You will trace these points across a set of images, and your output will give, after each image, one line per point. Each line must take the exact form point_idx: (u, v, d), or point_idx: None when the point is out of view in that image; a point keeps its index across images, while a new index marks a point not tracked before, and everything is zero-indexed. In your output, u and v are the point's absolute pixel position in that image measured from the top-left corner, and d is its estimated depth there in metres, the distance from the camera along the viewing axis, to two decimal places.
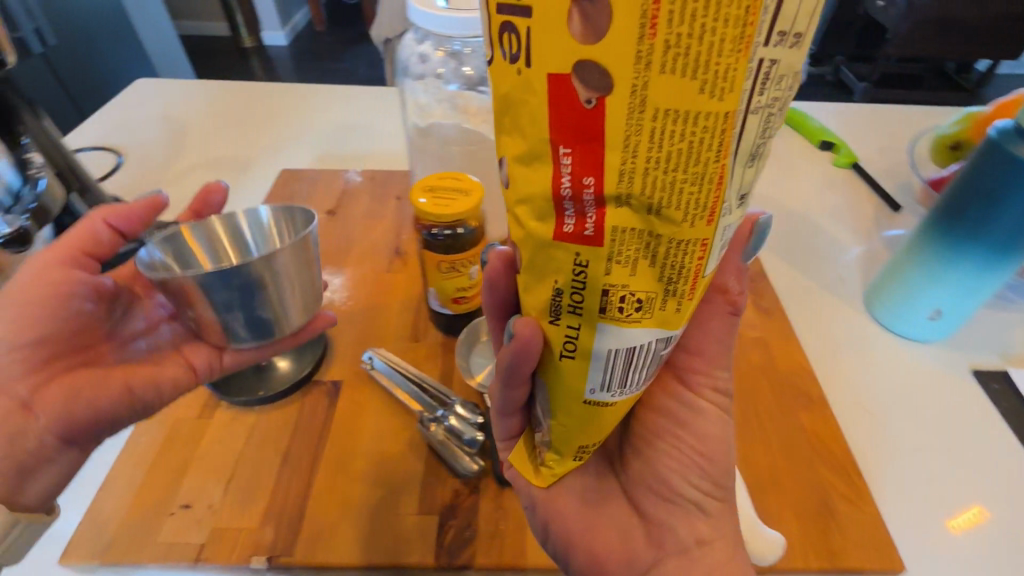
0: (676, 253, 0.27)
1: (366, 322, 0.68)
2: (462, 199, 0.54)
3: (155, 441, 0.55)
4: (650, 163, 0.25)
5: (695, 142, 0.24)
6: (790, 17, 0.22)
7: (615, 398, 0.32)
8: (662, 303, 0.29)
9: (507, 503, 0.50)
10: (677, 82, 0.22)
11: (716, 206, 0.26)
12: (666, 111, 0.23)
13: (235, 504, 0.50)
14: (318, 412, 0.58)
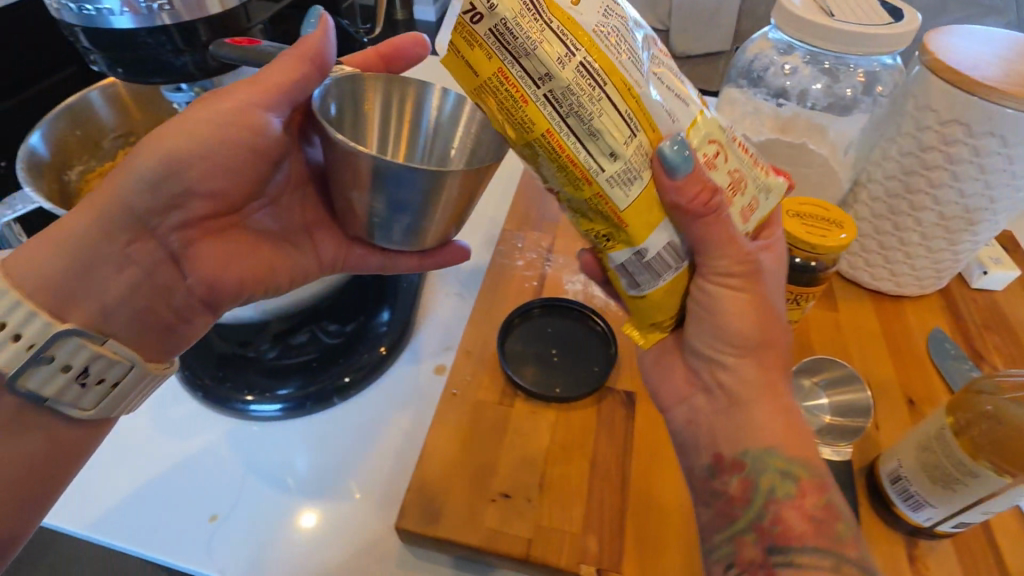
0: (603, 218, 0.37)
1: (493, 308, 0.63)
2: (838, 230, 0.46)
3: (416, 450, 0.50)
4: (566, 181, 0.36)
5: (558, 160, 0.35)
6: (540, 75, 0.33)
7: (638, 291, 0.40)
8: (619, 235, 0.37)
9: (684, 506, 0.47)
10: (536, 134, 0.34)
11: (586, 186, 0.36)
12: (536, 151, 0.35)
13: (488, 523, 0.46)
14: (477, 422, 0.52)
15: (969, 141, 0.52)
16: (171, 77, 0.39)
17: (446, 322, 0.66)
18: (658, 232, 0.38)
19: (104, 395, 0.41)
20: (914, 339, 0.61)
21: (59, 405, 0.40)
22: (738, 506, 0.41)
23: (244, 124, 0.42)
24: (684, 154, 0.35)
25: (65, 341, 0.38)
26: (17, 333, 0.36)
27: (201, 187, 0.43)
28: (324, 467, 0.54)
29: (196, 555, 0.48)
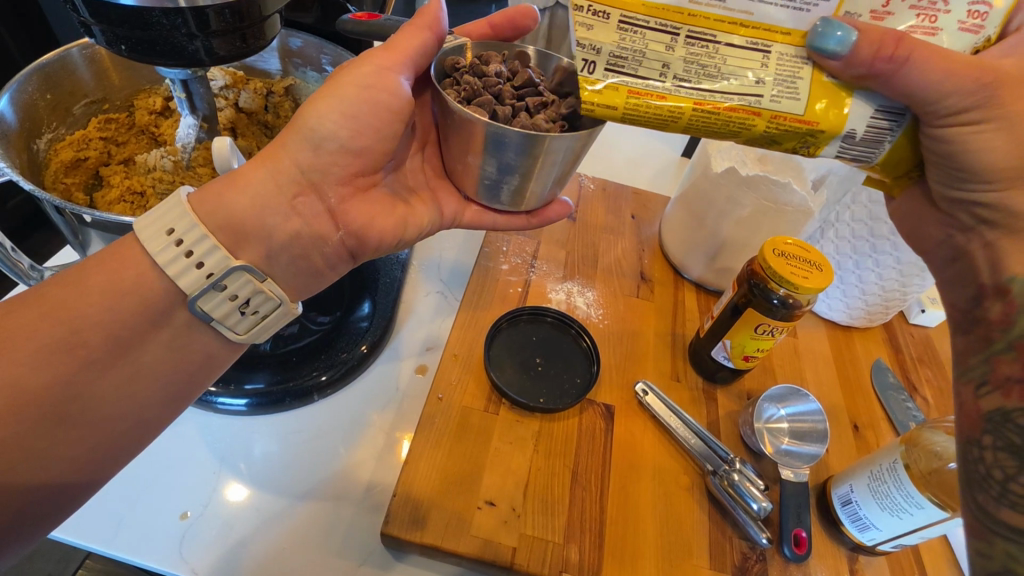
0: (784, 130, 0.37)
1: (475, 313, 0.63)
2: (817, 275, 0.50)
3: (422, 456, 0.51)
4: (736, 130, 0.37)
5: (716, 121, 0.37)
6: (658, 70, 0.36)
7: (873, 158, 0.39)
8: (810, 135, 0.37)
9: (669, 524, 0.50)
10: (687, 121, 0.37)
11: (754, 115, 0.36)
12: (698, 128, 0.37)
13: (488, 526, 0.48)
14: (456, 427, 0.53)
15: None
16: (176, 60, 0.36)
17: (427, 321, 0.66)
18: (856, 111, 0.36)
19: (258, 323, 0.41)
20: (861, 370, 0.65)
21: (222, 328, 0.39)
22: (999, 329, 0.35)
23: (384, 85, 0.42)
24: (836, 27, 0.34)
25: (238, 276, 0.38)
26: (201, 261, 0.37)
27: (348, 141, 0.42)
28: (303, 466, 0.53)
29: (168, 556, 0.46)
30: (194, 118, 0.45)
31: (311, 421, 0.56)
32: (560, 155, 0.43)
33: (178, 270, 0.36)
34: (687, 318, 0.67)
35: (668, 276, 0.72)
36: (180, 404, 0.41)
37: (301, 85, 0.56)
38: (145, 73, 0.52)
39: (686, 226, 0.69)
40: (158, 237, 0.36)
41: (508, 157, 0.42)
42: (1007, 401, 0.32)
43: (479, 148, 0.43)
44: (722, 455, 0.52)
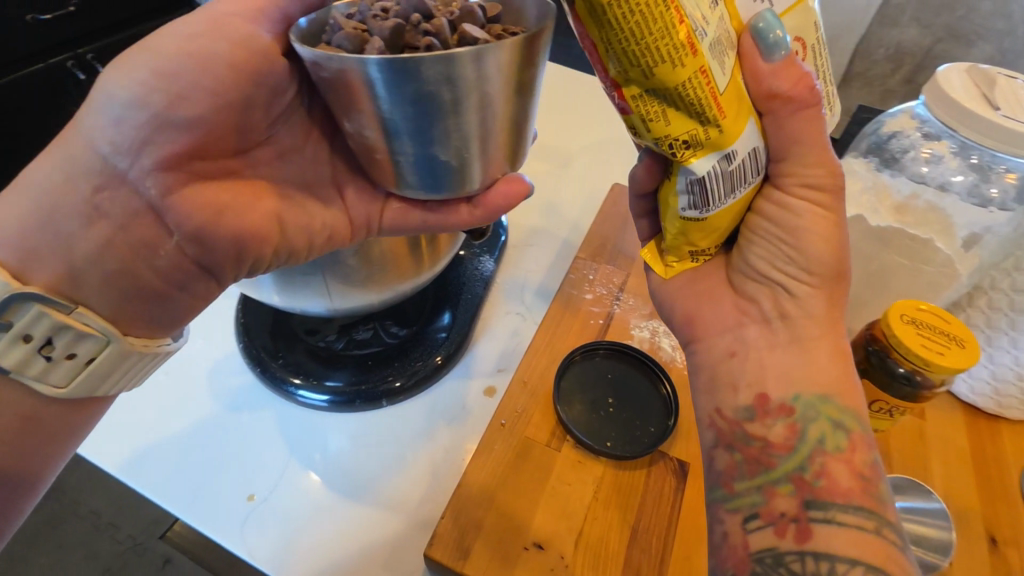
0: (693, 96, 0.32)
1: (551, 340, 0.61)
2: (955, 352, 0.41)
3: (476, 481, 0.50)
4: (653, 59, 0.31)
5: (655, 29, 0.30)
6: None
7: (703, 216, 0.39)
8: (705, 132, 0.34)
9: None
10: (627, 1, 0.29)
11: (688, 52, 0.31)
12: (633, 23, 0.30)
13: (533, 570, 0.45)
14: (514, 457, 0.51)
15: None
16: None
17: (504, 342, 0.64)
18: (746, 133, 0.36)
19: (78, 372, 0.39)
20: (1010, 471, 0.54)
21: (29, 380, 0.38)
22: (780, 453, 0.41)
23: (224, 35, 0.37)
24: (779, 28, 0.35)
25: (26, 308, 0.36)
26: (29, 334, 0.36)
27: (199, 113, 0.38)
28: (362, 469, 0.54)
29: (231, 534, 0.49)
30: None
31: (379, 425, 0.57)
32: (475, 121, 0.34)
33: (11, 350, 0.37)
34: None
35: None
36: (97, 403, 0.44)
37: None
38: None
39: None
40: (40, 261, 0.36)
41: (394, 117, 0.33)
42: (779, 541, 0.38)
43: (365, 101, 0.33)
44: None
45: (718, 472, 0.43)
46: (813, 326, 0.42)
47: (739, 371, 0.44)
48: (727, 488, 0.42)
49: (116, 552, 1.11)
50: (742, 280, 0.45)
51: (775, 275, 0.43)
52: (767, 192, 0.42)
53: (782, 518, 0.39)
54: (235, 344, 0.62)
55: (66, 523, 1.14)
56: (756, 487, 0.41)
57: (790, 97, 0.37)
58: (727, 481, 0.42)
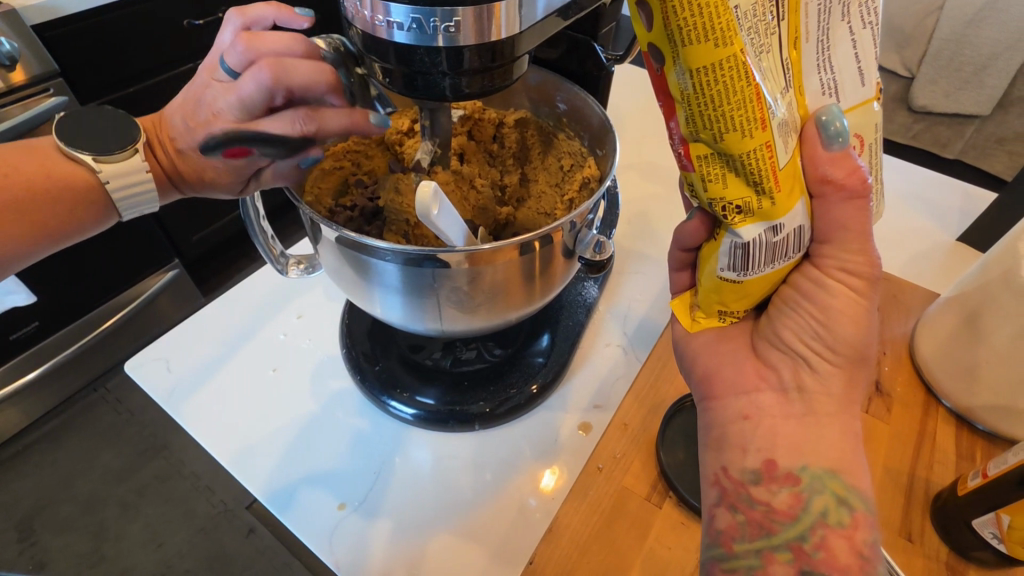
0: (755, 164, 0.30)
1: (654, 380, 0.57)
2: None
3: (570, 532, 0.46)
4: (725, 119, 0.29)
5: (733, 90, 0.28)
6: None
7: (742, 278, 0.36)
8: (759, 202, 0.32)
9: None
10: (705, 50, 0.27)
11: (762, 119, 0.29)
12: (711, 80, 0.28)
13: None
14: (610, 507, 0.48)
15: None
16: (426, 95, 0.37)
17: (603, 376, 0.61)
18: (797, 209, 0.33)
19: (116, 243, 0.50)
20: None
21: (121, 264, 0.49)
22: (782, 521, 0.38)
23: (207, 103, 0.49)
24: (842, 119, 0.32)
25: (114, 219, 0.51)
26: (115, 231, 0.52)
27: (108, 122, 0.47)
28: (451, 495, 0.53)
29: (321, 540, 0.50)
30: (431, 144, 0.48)
31: (470, 450, 0.56)
32: None
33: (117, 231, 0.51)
34: (936, 456, 0.52)
35: (917, 395, 0.56)
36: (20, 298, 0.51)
37: (532, 119, 0.57)
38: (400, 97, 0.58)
39: (954, 334, 0.54)
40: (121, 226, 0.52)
41: None
42: None
43: None
44: None
45: (716, 530, 0.40)
46: (831, 407, 0.39)
47: (749, 435, 0.40)
48: (726, 547, 0.39)
49: (209, 515, 1.18)
50: (765, 346, 0.41)
51: (799, 348, 0.39)
52: (802, 268, 0.38)
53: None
54: (337, 349, 0.64)
55: (173, 480, 1.25)
56: (756, 551, 0.38)
57: (842, 186, 0.34)
58: (726, 539, 0.39)
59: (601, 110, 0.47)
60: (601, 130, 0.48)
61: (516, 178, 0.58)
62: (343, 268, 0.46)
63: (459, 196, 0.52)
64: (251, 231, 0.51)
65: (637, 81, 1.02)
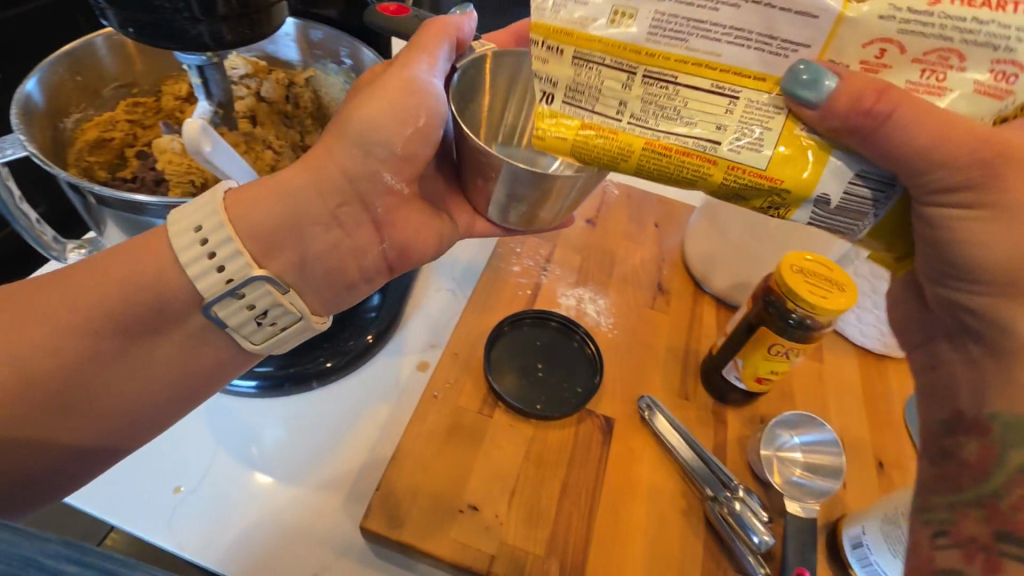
0: (725, 179, 0.33)
1: (480, 313, 0.62)
2: (839, 294, 0.47)
3: (414, 457, 0.50)
4: (656, 171, 0.34)
5: (653, 163, 0.34)
6: (615, 107, 0.33)
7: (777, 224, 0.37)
8: (763, 200, 0.34)
9: (662, 549, 0.48)
10: (593, 136, 0.34)
11: (695, 151, 0.33)
12: (622, 155, 0.34)
13: (474, 534, 0.47)
14: (448, 429, 0.53)
15: None
16: (183, 45, 0.36)
17: (435, 319, 0.65)
18: (828, 177, 0.32)
19: (275, 334, 0.43)
20: (892, 402, 0.61)
21: (236, 335, 0.42)
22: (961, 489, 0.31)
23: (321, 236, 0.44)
24: (813, 64, 0.29)
25: (259, 285, 0.39)
26: (223, 264, 0.38)
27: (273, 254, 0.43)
28: (300, 452, 0.53)
29: (160, 527, 0.48)
30: (210, 104, 0.48)
31: (312, 409, 0.57)
32: None
33: (199, 271, 0.38)
34: (703, 333, 0.65)
35: (689, 289, 0.69)
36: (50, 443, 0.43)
37: (321, 76, 0.57)
38: (166, 63, 0.59)
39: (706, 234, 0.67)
40: (185, 233, 0.38)
41: None
42: None
43: None
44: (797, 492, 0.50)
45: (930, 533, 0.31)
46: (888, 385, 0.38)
47: None
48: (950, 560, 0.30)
49: None
50: None
51: None
52: None
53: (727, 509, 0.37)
54: None
55: None
56: None
57: None
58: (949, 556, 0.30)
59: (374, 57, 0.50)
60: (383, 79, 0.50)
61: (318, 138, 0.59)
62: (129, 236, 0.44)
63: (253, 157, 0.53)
64: (11, 215, 0.51)
65: None
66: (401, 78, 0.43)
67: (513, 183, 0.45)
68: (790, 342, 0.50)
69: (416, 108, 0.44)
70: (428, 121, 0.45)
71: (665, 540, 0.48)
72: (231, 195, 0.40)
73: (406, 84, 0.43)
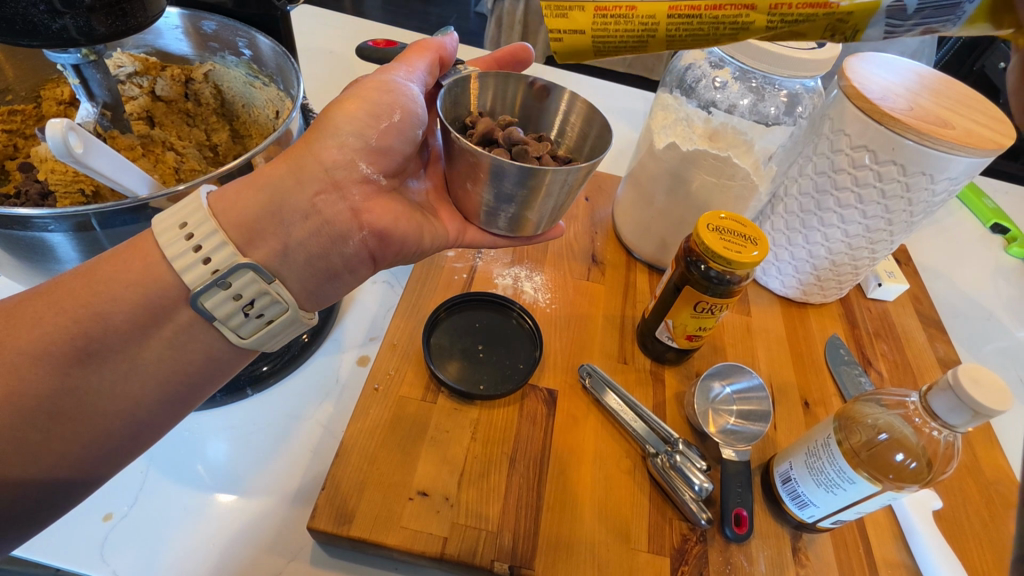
0: (775, 20, 0.33)
1: (416, 300, 0.62)
2: (751, 248, 0.49)
3: (359, 452, 0.50)
4: (692, 35, 0.34)
5: (693, 23, 0.34)
6: None
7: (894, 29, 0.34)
8: (817, 29, 0.33)
9: (611, 509, 0.50)
10: (616, 21, 0.35)
11: (725, 1, 0.32)
12: (648, 32, 0.34)
13: (426, 519, 0.47)
14: (393, 419, 0.52)
15: (855, 189, 0.56)
16: (45, 41, 0.33)
17: (372, 313, 0.64)
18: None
19: (262, 328, 0.41)
20: (815, 345, 0.65)
21: (225, 330, 0.40)
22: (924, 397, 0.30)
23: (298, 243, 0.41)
24: None
25: (243, 273, 0.38)
26: (208, 256, 0.37)
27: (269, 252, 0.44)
28: (239, 462, 0.52)
29: (90, 558, 0.45)
30: (93, 105, 0.45)
31: (248, 417, 0.55)
32: None
33: (185, 264, 0.37)
34: (637, 298, 0.66)
35: (622, 258, 0.71)
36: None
37: (221, 70, 0.54)
38: (41, 63, 0.55)
39: (634, 203, 0.68)
40: (170, 231, 0.37)
41: None
42: None
43: None
44: (728, 432, 0.53)
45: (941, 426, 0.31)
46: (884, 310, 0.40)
47: None
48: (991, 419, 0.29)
49: None
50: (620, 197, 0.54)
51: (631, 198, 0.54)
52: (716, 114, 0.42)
53: None
54: None
55: None
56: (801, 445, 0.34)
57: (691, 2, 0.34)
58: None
59: (270, 44, 0.47)
60: (284, 68, 0.48)
61: (224, 136, 0.57)
62: (13, 252, 0.41)
63: (153, 159, 0.50)
64: None
65: (356, 31, 1.01)
66: (379, 79, 0.45)
67: (500, 183, 0.45)
68: (717, 300, 0.51)
69: (391, 104, 0.45)
70: (404, 117, 0.45)
71: (614, 502, 0.50)
72: (212, 198, 0.39)
73: (382, 84, 0.45)
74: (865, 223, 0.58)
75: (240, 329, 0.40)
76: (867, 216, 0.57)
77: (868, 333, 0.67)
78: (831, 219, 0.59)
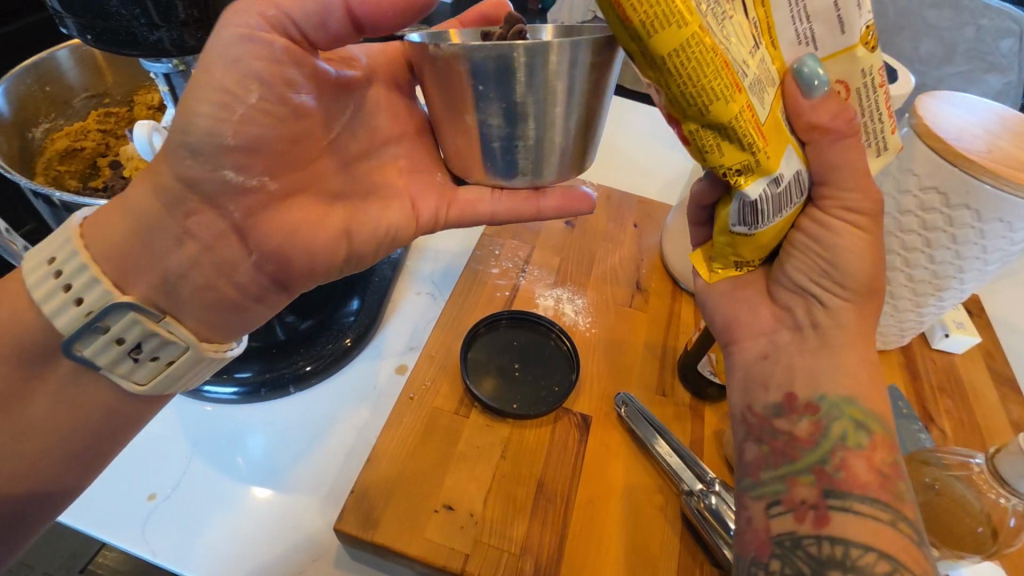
0: (743, 123, 0.30)
1: (457, 314, 0.63)
2: None
3: (392, 459, 0.50)
4: (693, 80, 0.28)
5: (710, 61, 0.28)
6: None
7: (750, 230, 0.37)
8: (755, 156, 0.32)
9: (638, 544, 0.48)
10: None
11: (734, 82, 0.29)
12: (680, 21, 0.27)
13: (449, 534, 0.47)
14: (424, 430, 0.53)
15: (922, 232, 0.53)
16: (144, 52, 0.37)
17: (414, 322, 0.65)
18: (787, 156, 0.34)
19: (160, 371, 0.40)
20: None
21: (114, 377, 0.39)
22: (803, 448, 0.39)
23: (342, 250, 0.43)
24: (818, 68, 0.33)
25: (118, 313, 0.37)
26: (79, 296, 0.37)
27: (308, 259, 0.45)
28: (276, 458, 0.53)
29: (131, 534, 0.47)
30: (178, 111, 0.49)
31: (288, 415, 0.56)
32: None
33: (56, 306, 0.37)
34: (681, 329, 0.65)
35: (668, 286, 0.69)
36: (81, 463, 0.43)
37: None
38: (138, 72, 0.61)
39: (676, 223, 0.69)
40: (38, 269, 0.37)
41: None
42: None
43: None
44: None
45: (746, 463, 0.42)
46: (846, 339, 0.40)
47: (770, 370, 0.42)
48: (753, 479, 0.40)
49: None
50: None
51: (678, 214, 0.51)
52: None
53: (802, 505, 0.38)
54: None
55: None
56: (779, 477, 0.40)
57: None
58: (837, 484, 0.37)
59: None
60: None
61: None
62: None
63: None
64: None
65: None
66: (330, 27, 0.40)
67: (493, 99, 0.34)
68: None
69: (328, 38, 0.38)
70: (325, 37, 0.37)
71: (643, 538, 0.48)
72: (86, 221, 0.38)
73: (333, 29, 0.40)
74: (929, 265, 0.54)
75: (130, 373, 0.39)
76: (933, 261, 0.54)
77: (931, 388, 0.62)
78: (894, 261, 0.56)
